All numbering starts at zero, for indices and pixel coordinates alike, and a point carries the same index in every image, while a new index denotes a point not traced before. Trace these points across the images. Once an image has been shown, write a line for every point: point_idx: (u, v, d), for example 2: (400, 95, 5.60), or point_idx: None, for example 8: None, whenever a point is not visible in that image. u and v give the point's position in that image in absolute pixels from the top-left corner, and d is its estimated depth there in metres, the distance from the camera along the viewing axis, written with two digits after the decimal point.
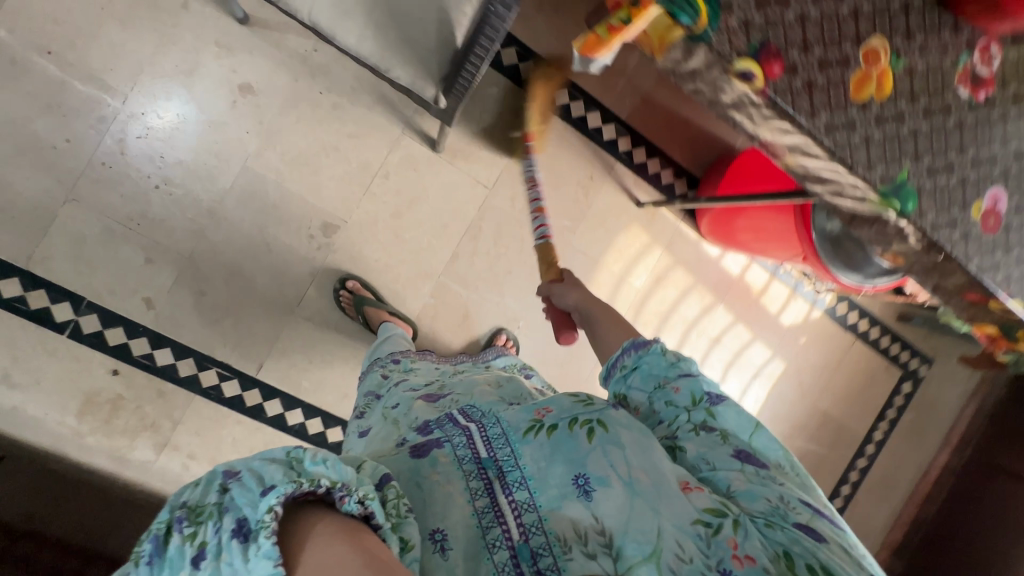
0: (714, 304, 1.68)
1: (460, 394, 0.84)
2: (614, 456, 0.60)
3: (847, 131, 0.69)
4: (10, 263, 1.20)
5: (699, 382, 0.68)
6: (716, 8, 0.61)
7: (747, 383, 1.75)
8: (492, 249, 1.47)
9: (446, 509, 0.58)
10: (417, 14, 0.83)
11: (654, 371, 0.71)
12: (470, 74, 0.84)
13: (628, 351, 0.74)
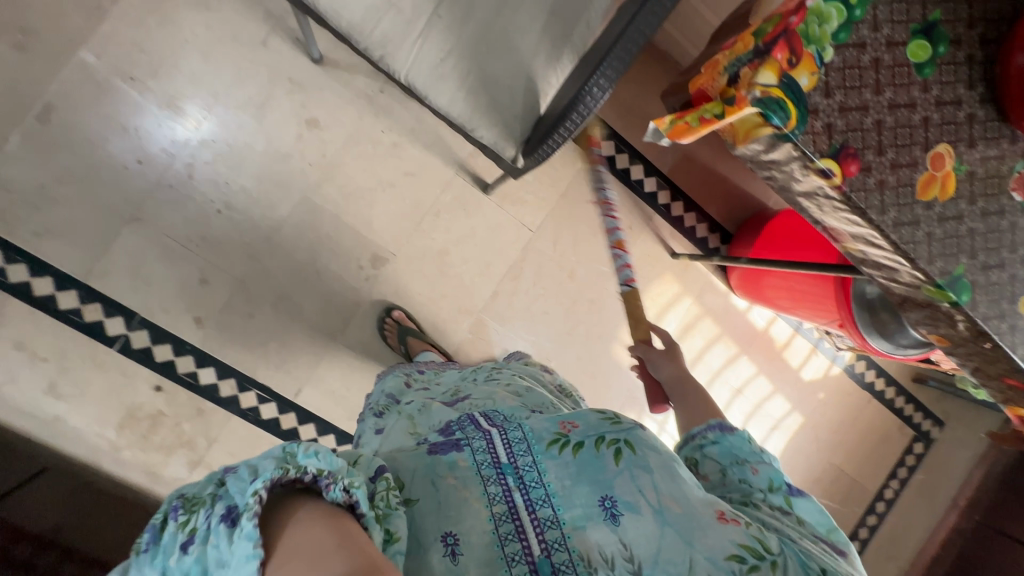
0: (738, 354, 1.72)
1: (477, 398, 0.84)
2: (644, 483, 0.64)
3: (912, 228, 0.74)
4: (69, 276, 1.23)
5: (780, 472, 0.72)
6: (805, 113, 0.67)
7: (765, 435, 1.78)
8: (531, 290, 1.51)
9: (461, 514, 0.61)
10: (506, 83, 0.89)
11: (736, 450, 0.75)
12: (554, 144, 0.90)
13: (714, 428, 0.79)
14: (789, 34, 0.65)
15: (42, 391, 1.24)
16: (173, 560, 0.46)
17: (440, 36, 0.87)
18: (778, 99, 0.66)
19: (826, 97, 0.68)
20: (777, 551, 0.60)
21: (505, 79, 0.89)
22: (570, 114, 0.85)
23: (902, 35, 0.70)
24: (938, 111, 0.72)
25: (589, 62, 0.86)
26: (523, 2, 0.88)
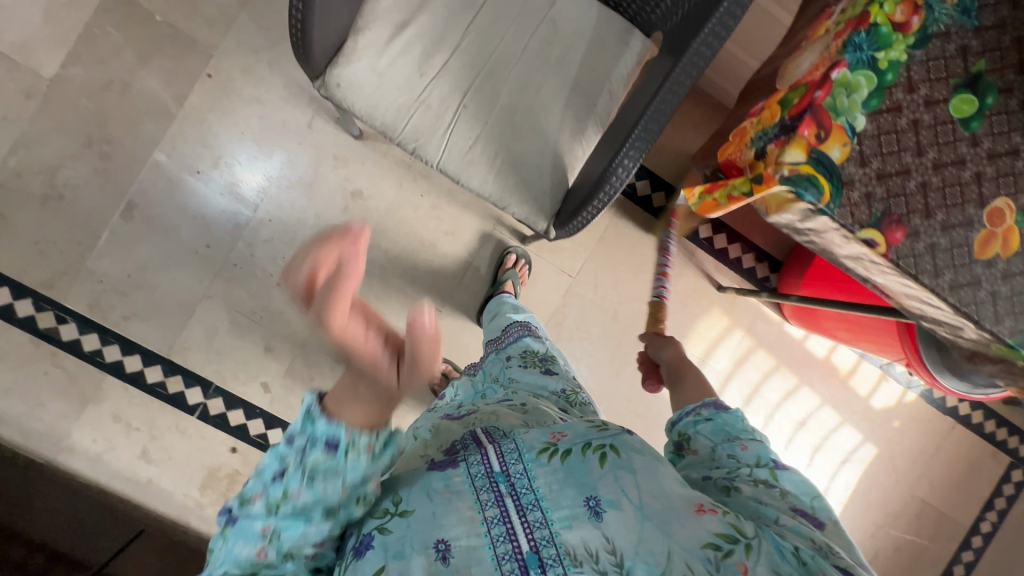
0: (798, 386, 1.64)
1: (483, 414, 0.81)
2: (625, 482, 0.64)
3: (972, 288, 0.69)
4: (154, 352, 1.37)
5: (766, 448, 0.77)
6: (839, 187, 0.65)
7: (835, 469, 1.68)
8: (574, 334, 1.52)
9: (450, 521, 0.61)
10: (533, 160, 0.91)
11: (727, 427, 0.81)
12: (585, 219, 0.89)
13: (708, 405, 0.85)
14: (815, 109, 0.64)
15: (137, 457, 1.37)
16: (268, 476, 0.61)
17: (469, 124, 0.91)
18: (809, 176, 0.64)
19: (862, 167, 0.66)
20: (749, 534, 0.62)
21: (532, 157, 0.91)
22: (603, 184, 0.86)
23: (942, 92, 0.66)
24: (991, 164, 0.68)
25: (614, 138, 0.89)
26: (545, 82, 0.92)
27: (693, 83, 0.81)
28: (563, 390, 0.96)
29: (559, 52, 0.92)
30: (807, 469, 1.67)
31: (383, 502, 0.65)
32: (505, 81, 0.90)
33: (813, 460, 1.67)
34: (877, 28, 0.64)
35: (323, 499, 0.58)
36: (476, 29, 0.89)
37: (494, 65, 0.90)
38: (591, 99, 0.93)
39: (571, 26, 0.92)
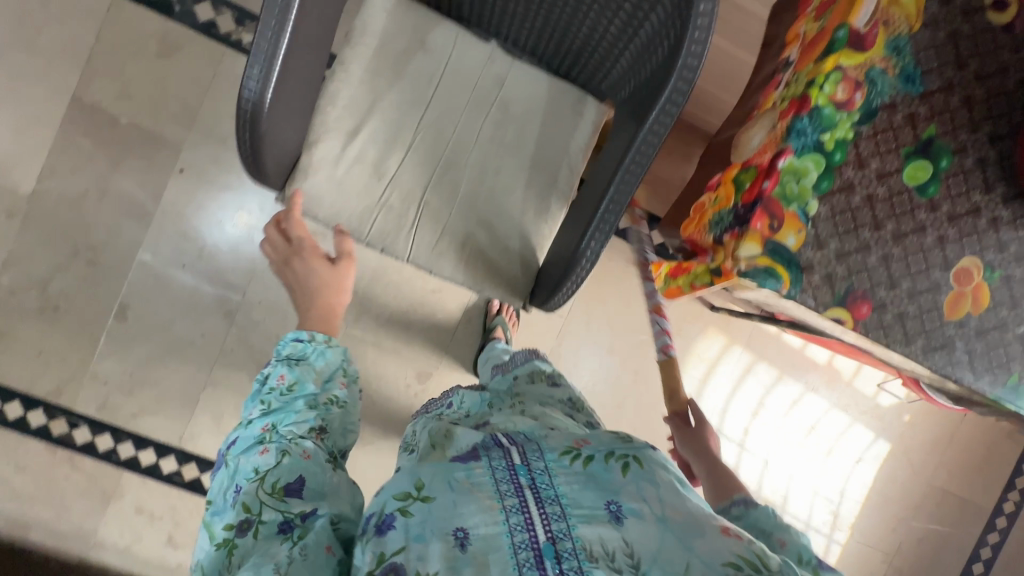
0: (803, 393, 1.64)
1: (501, 422, 0.77)
2: (648, 491, 0.58)
3: (946, 350, 0.69)
4: (166, 443, 1.41)
5: (810, 545, 0.64)
6: (798, 273, 0.65)
7: (850, 470, 1.68)
8: (573, 373, 1.53)
9: (469, 510, 0.56)
10: (500, 244, 0.92)
11: (762, 522, 0.70)
12: (563, 297, 0.87)
13: (738, 504, 0.76)
14: (765, 199, 0.64)
15: (164, 544, 1.42)
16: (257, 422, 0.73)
17: (432, 217, 0.92)
18: (766, 267, 0.64)
19: (819, 248, 0.65)
20: (774, 567, 0.54)
21: (499, 241, 0.92)
22: (573, 269, 0.84)
23: (893, 163, 0.65)
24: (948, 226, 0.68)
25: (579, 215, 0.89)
26: (503, 166, 0.92)
27: (652, 158, 0.79)
28: (570, 399, 0.93)
29: (512, 134, 0.92)
30: (821, 474, 1.67)
31: (404, 485, 0.61)
32: (462, 170, 0.91)
33: (827, 463, 1.67)
34: (819, 110, 0.63)
35: (302, 379, 0.77)
36: (426, 124, 0.90)
37: (450, 156, 0.91)
38: (551, 175, 0.93)
39: (523, 105, 0.93)
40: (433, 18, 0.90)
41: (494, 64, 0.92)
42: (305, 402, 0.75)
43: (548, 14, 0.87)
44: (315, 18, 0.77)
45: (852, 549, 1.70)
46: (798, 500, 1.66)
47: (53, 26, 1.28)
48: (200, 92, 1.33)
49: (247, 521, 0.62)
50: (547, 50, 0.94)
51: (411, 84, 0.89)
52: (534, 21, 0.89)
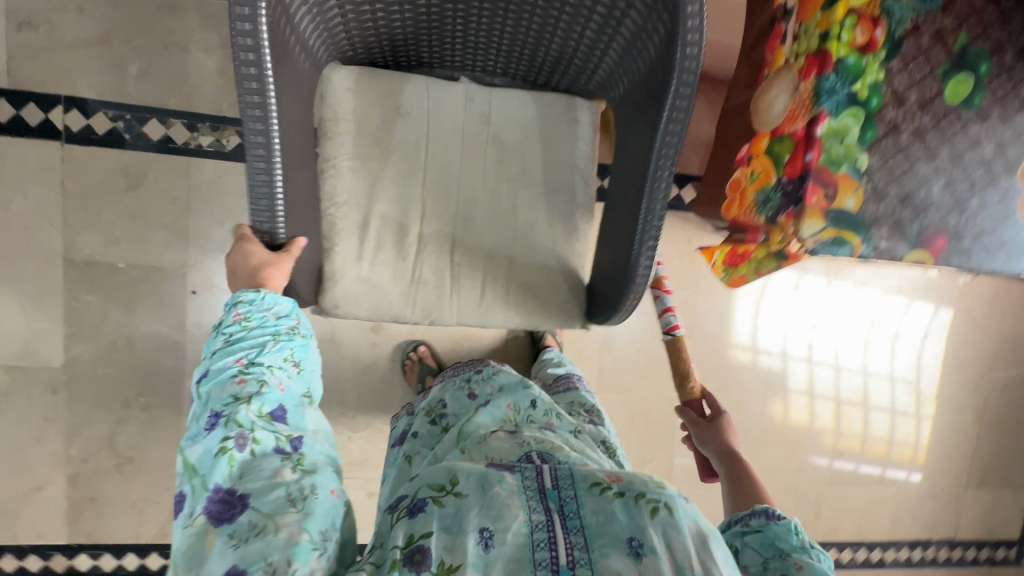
0: (856, 288, 1.62)
1: (537, 437, 0.79)
2: (674, 539, 0.61)
3: (1013, 247, 0.86)
4: None
5: (825, 574, 0.68)
6: (867, 233, 0.80)
7: (920, 347, 1.68)
8: (631, 350, 1.53)
9: (500, 515, 0.63)
10: (544, 275, 0.94)
11: (779, 542, 0.72)
12: (629, 304, 0.87)
13: (757, 514, 0.76)
14: (813, 169, 0.78)
15: None
16: (219, 348, 0.73)
17: (468, 274, 0.93)
18: (833, 237, 0.80)
19: (872, 200, 0.80)
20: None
21: (539, 272, 0.93)
22: (631, 284, 0.84)
23: (938, 91, 0.80)
24: (969, 134, 0.80)
25: (621, 228, 0.86)
26: (518, 199, 0.93)
27: (676, 156, 0.76)
28: (603, 442, 0.93)
29: (513, 168, 0.93)
30: (892, 361, 1.67)
31: (438, 478, 0.66)
32: (479, 217, 0.92)
33: (896, 347, 1.67)
34: (844, 64, 0.76)
35: (260, 314, 0.76)
36: (429, 188, 0.91)
37: (464, 209, 0.92)
38: (567, 192, 0.94)
39: (515, 136, 0.93)
40: (401, 80, 0.89)
41: (473, 103, 0.91)
42: (274, 336, 0.76)
43: (511, 36, 0.87)
44: (292, 121, 0.77)
45: (942, 419, 1.73)
46: (877, 392, 1.68)
47: (17, 198, 1.24)
48: (180, 210, 1.30)
49: (241, 437, 0.65)
50: (518, 69, 0.94)
51: (404, 153, 0.90)
52: (499, 45, 0.89)
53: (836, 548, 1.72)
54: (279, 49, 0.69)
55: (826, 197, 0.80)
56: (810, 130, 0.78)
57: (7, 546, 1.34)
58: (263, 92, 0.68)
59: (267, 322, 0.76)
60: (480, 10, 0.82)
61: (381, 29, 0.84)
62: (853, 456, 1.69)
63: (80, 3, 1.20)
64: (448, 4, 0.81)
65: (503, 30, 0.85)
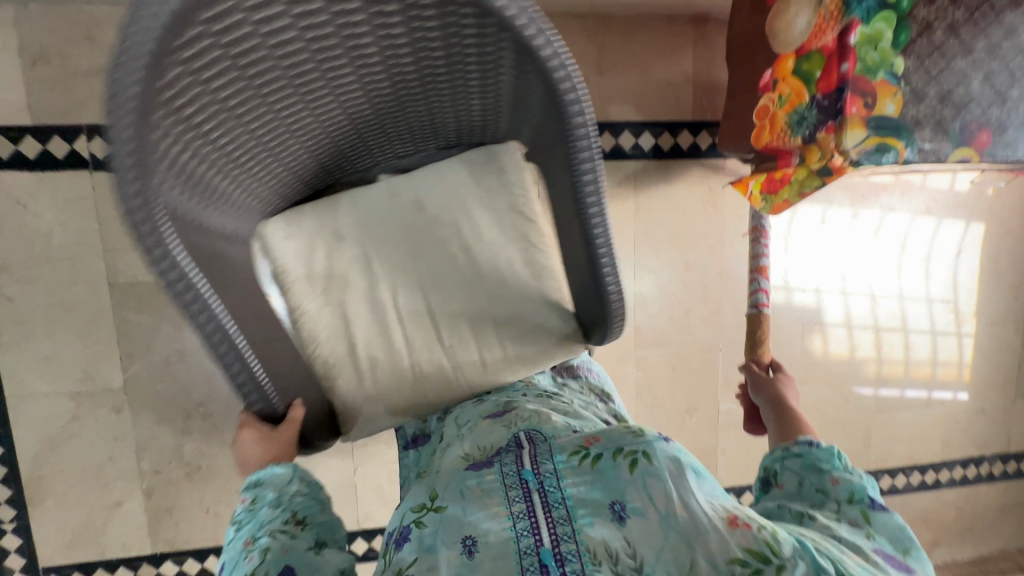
0: (883, 215, 1.61)
1: (525, 413, 0.82)
2: (655, 488, 0.61)
3: None
4: (350, 529, 1.45)
5: (863, 485, 0.69)
6: (910, 136, 0.91)
7: (954, 265, 1.67)
8: (664, 304, 1.54)
9: (478, 516, 0.61)
10: (531, 338, 1.00)
11: (820, 461, 0.73)
12: (613, 329, 0.94)
13: (802, 440, 0.78)
14: (850, 79, 0.89)
15: None
16: (234, 538, 0.69)
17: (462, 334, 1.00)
18: (878, 144, 0.91)
19: (912, 102, 0.91)
20: (788, 554, 0.55)
21: (529, 334, 1.00)
22: (611, 322, 0.93)
23: None
24: (1002, 24, 0.92)
25: (583, 272, 0.92)
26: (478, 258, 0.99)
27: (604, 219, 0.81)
28: (615, 416, 0.94)
29: (464, 261, 0.99)
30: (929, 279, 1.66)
31: (420, 498, 0.66)
32: (455, 303, 1.00)
33: (930, 269, 1.66)
34: None
35: (261, 493, 0.74)
36: (397, 292, 0.99)
37: (438, 300, 1.00)
38: (521, 236, 0.99)
39: (454, 212, 0.99)
40: (328, 213, 0.96)
41: (400, 198, 0.99)
42: (271, 504, 0.72)
43: (407, 130, 0.88)
44: (236, 297, 0.76)
45: (983, 335, 1.72)
46: (916, 314, 1.67)
47: (58, 229, 1.27)
48: None
49: None
50: (423, 143, 0.96)
51: (355, 273, 0.98)
52: (398, 137, 0.90)
53: (889, 475, 1.74)
54: (194, 252, 0.67)
55: (866, 106, 0.91)
56: (844, 40, 0.89)
57: (96, 562, 1.40)
58: (208, 307, 0.66)
59: (269, 497, 0.73)
60: (369, 124, 0.82)
61: (281, 173, 0.83)
62: (897, 382, 1.70)
63: (89, 30, 1.22)
64: (338, 136, 0.83)
65: (398, 127, 0.86)
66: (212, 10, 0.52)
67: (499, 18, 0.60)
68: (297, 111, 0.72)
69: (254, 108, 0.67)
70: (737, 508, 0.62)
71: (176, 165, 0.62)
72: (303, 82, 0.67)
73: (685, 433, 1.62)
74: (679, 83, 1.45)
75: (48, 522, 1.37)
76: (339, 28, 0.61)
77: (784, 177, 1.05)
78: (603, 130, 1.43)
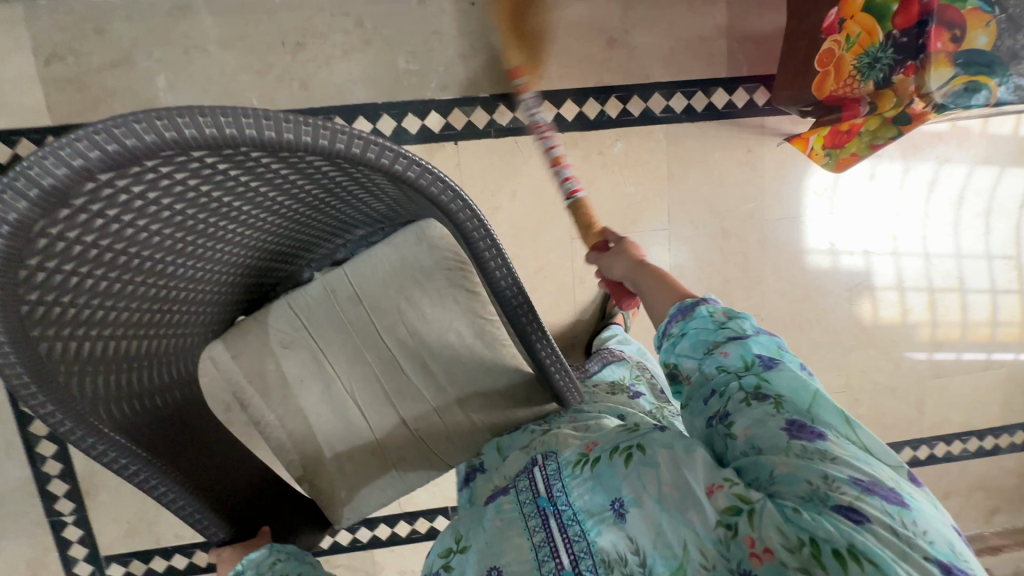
0: (938, 169, 1.49)
1: (548, 437, 0.77)
2: (649, 478, 0.58)
3: None
4: (391, 513, 1.44)
5: (748, 345, 0.61)
6: (1002, 73, 0.91)
7: (1016, 218, 1.55)
8: (702, 274, 1.48)
9: (502, 548, 0.64)
10: (506, 416, 0.87)
11: (703, 335, 0.65)
12: (571, 390, 0.82)
13: (673, 320, 0.68)
14: (934, 10, 0.91)
15: None
16: None
17: (427, 413, 0.88)
18: (962, 85, 0.94)
19: (1009, 31, 0.89)
20: (756, 498, 0.51)
21: (508, 410, 0.87)
22: (566, 394, 0.82)
23: None
24: None
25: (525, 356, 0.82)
26: (428, 336, 0.86)
27: (536, 317, 0.73)
28: (651, 410, 0.97)
29: (416, 346, 0.87)
30: (988, 235, 1.55)
31: (446, 542, 0.71)
32: (414, 389, 0.88)
33: (990, 224, 1.54)
34: None
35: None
36: (350, 381, 0.87)
37: (394, 387, 0.88)
38: (470, 310, 0.86)
39: (394, 298, 0.87)
40: (263, 312, 0.87)
41: (338, 294, 0.86)
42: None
43: (317, 237, 0.84)
44: (187, 445, 0.75)
45: None
46: (974, 273, 1.57)
47: None
48: None
49: None
50: (346, 237, 0.90)
51: (301, 380, 0.86)
52: (315, 240, 0.85)
53: (944, 442, 1.66)
54: (134, 425, 0.67)
55: (956, 39, 0.92)
56: None
57: (152, 550, 1.45)
58: (154, 472, 0.68)
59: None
60: (273, 244, 0.78)
61: (209, 314, 0.82)
62: (952, 345, 1.60)
63: (98, 23, 1.19)
64: (249, 264, 0.79)
65: (308, 235, 0.82)
66: (38, 234, 0.50)
67: (338, 156, 0.56)
68: (184, 264, 0.69)
69: (143, 283, 0.65)
70: (705, 458, 0.56)
71: (82, 360, 0.61)
72: (170, 238, 0.64)
73: None
74: (713, 37, 1.35)
75: (105, 514, 1.42)
76: (183, 190, 0.59)
77: (852, 128, 1.12)
78: (632, 94, 1.35)
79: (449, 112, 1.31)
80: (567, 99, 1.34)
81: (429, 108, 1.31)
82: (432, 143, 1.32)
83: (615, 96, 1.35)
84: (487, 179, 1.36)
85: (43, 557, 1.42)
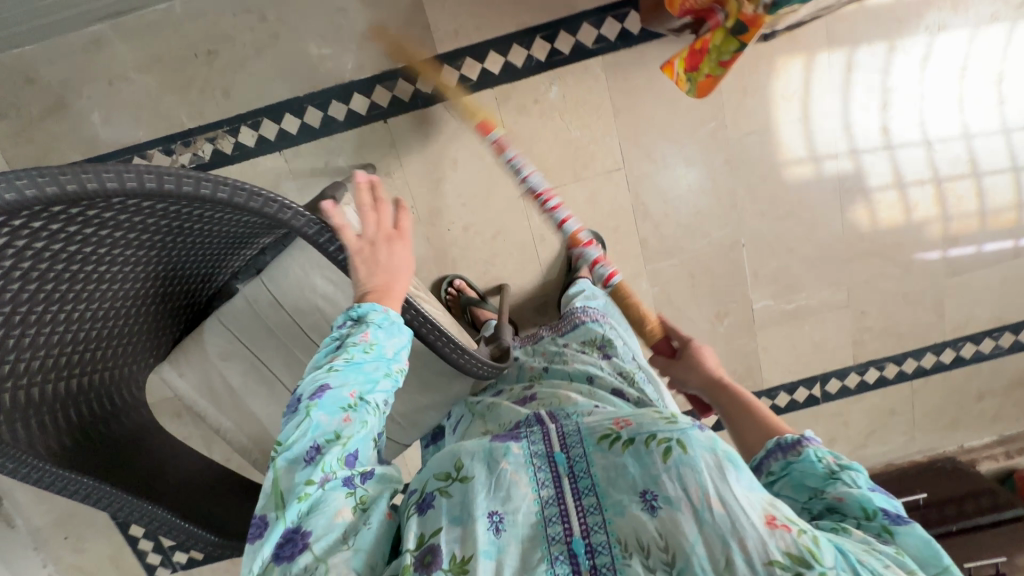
0: (931, 41, 1.30)
1: (545, 399, 0.85)
2: (689, 480, 0.53)
3: None
4: None
5: (869, 495, 0.58)
6: None
7: None
8: (670, 209, 1.40)
9: (509, 494, 0.58)
10: None
11: (809, 481, 0.62)
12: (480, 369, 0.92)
13: (776, 455, 0.66)
14: None
15: None
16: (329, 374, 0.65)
17: None
18: None
19: None
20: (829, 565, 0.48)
21: None
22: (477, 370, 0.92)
23: None
24: None
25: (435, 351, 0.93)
26: None
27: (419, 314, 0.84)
28: (620, 371, 0.96)
29: None
30: (1002, 106, 1.35)
31: (444, 466, 0.63)
32: None
33: (1004, 92, 1.34)
34: None
35: (380, 342, 0.69)
36: (292, 381, 0.91)
37: None
38: None
39: (311, 298, 0.90)
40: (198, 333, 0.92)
41: (258, 302, 0.90)
42: (385, 332, 0.70)
43: (216, 262, 0.90)
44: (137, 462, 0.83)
45: None
46: (989, 153, 1.38)
47: None
48: None
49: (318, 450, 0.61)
50: (245, 251, 0.94)
51: (246, 386, 0.92)
52: (213, 262, 0.89)
53: (972, 342, 1.53)
54: (78, 457, 0.75)
55: None
56: None
57: None
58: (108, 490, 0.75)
59: (383, 352, 0.70)
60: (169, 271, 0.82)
61: (144, 346, 0.88)
62: (971, 238, 1.44)
63: (26, 73, 1.23)
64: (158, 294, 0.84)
65: (201, 258, 0.86)
66: None
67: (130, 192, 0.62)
68: (87, 310, 0.73)
69: (51, 333, 0.70)
70: (775, 502, 0.53)
71: (8, 410, 0.68)
72: (56, 291, 0.68)
73: (719, 339, 1.51)
74: None
75: None
76: (36, 250, 0.62)
77: (702, 46, 0.97)
78: (557, 31, 1.26)
79: (372, 91, 1.28)
80: (489, 52, 1.26)
81: (352, 91, 1.28)
82: (363, 126, 1.30)
83: (541, 36, 1.26)
84: (426, 152, 1.33)
85: (120, 554, 1.64)
